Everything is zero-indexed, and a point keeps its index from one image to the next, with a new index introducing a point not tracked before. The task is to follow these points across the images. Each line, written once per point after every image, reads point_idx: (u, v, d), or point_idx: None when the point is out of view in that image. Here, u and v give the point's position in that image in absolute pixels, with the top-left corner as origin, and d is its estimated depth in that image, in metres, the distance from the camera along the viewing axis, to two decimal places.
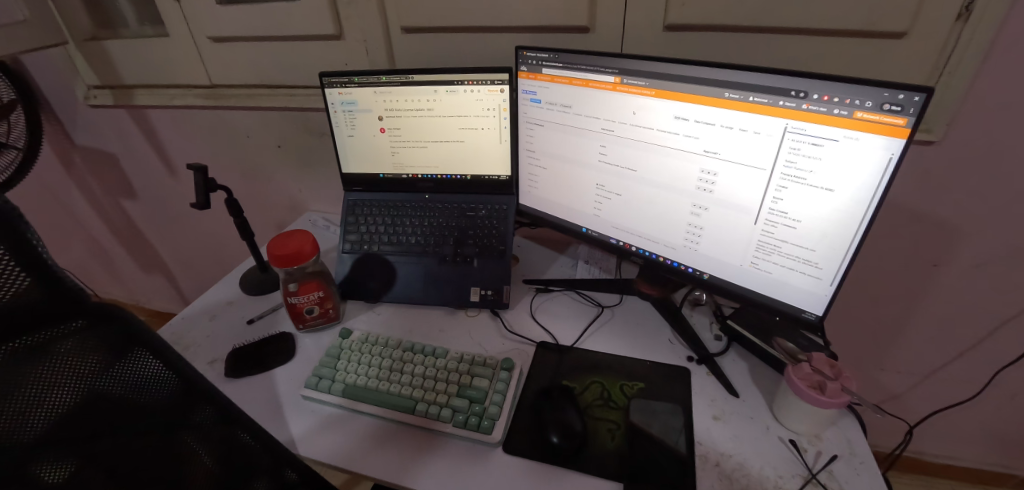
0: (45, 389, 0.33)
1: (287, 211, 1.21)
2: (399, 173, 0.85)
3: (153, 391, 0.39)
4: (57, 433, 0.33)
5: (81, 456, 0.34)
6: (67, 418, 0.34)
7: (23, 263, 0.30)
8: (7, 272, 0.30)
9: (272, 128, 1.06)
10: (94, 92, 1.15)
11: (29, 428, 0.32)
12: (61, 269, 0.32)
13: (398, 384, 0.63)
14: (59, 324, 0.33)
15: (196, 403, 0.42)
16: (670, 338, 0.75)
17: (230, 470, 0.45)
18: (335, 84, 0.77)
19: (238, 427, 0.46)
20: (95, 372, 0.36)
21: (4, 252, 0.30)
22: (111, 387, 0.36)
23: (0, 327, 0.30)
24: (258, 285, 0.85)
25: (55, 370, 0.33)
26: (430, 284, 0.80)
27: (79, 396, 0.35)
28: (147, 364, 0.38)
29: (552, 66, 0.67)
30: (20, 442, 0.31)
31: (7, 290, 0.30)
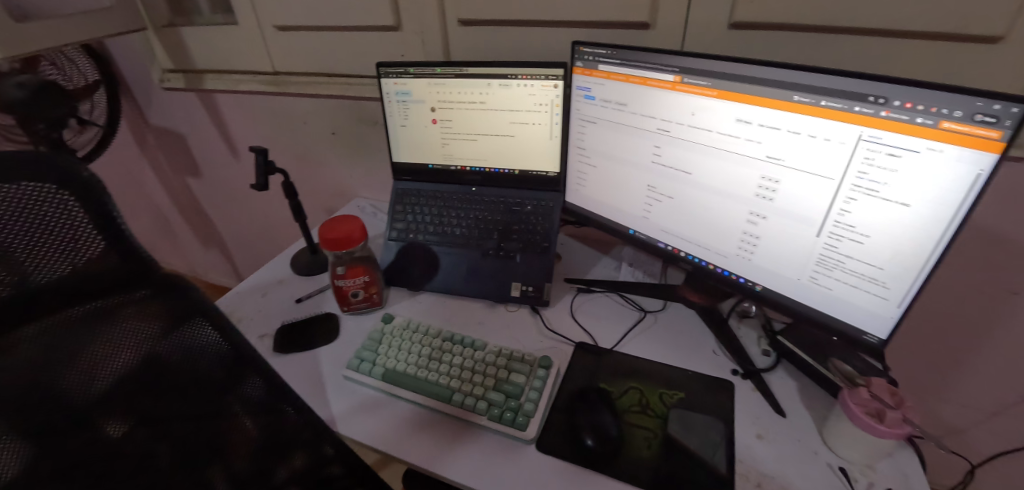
0: (111, 349, 0.35)
1: (337, 196, 1.25)
2: (447, 164, 0.85)
3: (206, 358, 0.41)
4: (118, 391, 0.35)
5: (138, 414, 0.36)
6: (129, 378, 0.36)
7: (102, 231, 0.34)
8: (89, 237, 0.34)
9: (328, 115, 1.09)
10: (167, 75, 1.22)
11: (96, 384, 0.34)
12: (133, 238, 0.35)
13: (436, 373, 0.63)
14: (128, 290, 0.36)
15: (248, 375, 0.44)
16: (714, 349, 0.72)
17: (274, 444, 0.47)
18: (390, 74, 0.79)
19: (284, 401, 0.47)
20: (155, 337, 0.38)
21: (88, 220, 0.34)
22: (169, 352, 0.39)
23: (79, 288, 0.33)
24: (307, 265, 0.88)
25: (120, 332, 0.36)
26: (472, 277, 0.80)
27: (143, 360, 0.37)
28: (202, 331, 0.41)
29: (609, 62, 0.66)
30: (87, 398, 0.34)
31: (89, 254, 0.34)
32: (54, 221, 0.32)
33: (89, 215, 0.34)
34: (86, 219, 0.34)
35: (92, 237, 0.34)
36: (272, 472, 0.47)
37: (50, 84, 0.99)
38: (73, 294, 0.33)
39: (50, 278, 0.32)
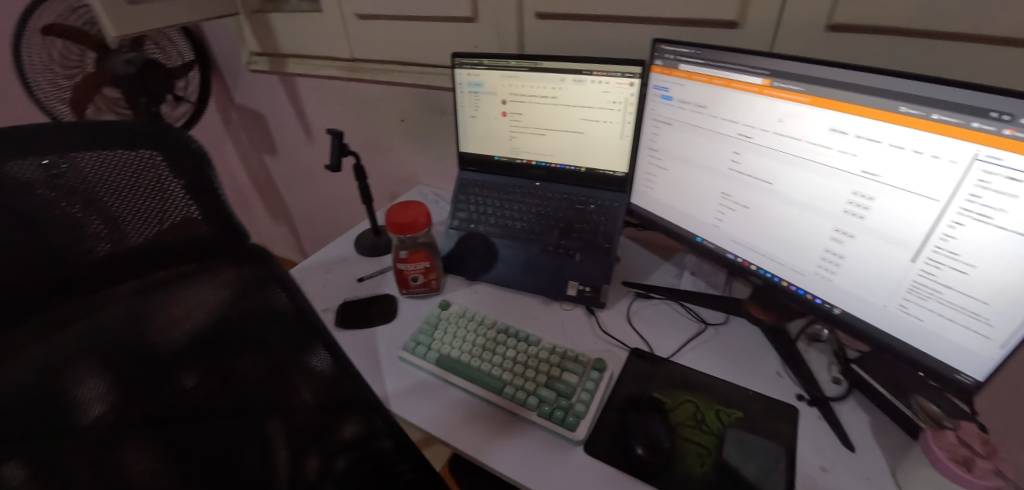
0: (191, 307, 0.38)
1: (401, 182, 1.28)
2: (513, 157, 0.86)
3: (275, 323, 0.43)
4: (195, 347, 0.38)
5: (209, 370, 0.39)
6: (205, 336, 0.39)
7: (194, 196, 0.37)
8: (183, 201, 0.36)
9: (399, 103, 1.12)
10: (254, 57, 1.30)
11: (175, 338, 0.37)
12: (221, 204, 0.38)
13: (489, 363, 0.64)
14: (213, 254, 0.39)
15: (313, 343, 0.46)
16: (779, 371, 0.68)
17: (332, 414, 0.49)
18: (465, 65, 0.80)
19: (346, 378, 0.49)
20: (231, 299, 0.40)
21: (184, 184, 0.36)
22: (242, 315, 0.41)
23: (174, 248, 0.37)
24: (371, 246, 0.91)
25: (201, 292, 0.39)
26: (529, 271, 0.80)
27: (218, 320, 0.40)
28: (274, 295, 0.42)
29: (691, 62, 0.63)
30: (168, 351, 0.37)
31: (182, 216, 0.37)
32: (155, 184, 0.35)
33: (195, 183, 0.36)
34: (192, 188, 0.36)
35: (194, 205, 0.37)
36: (326, 439, 0.49)
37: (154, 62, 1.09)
38: (167, 256, 0.37)
39: (144, 237, 0.36)
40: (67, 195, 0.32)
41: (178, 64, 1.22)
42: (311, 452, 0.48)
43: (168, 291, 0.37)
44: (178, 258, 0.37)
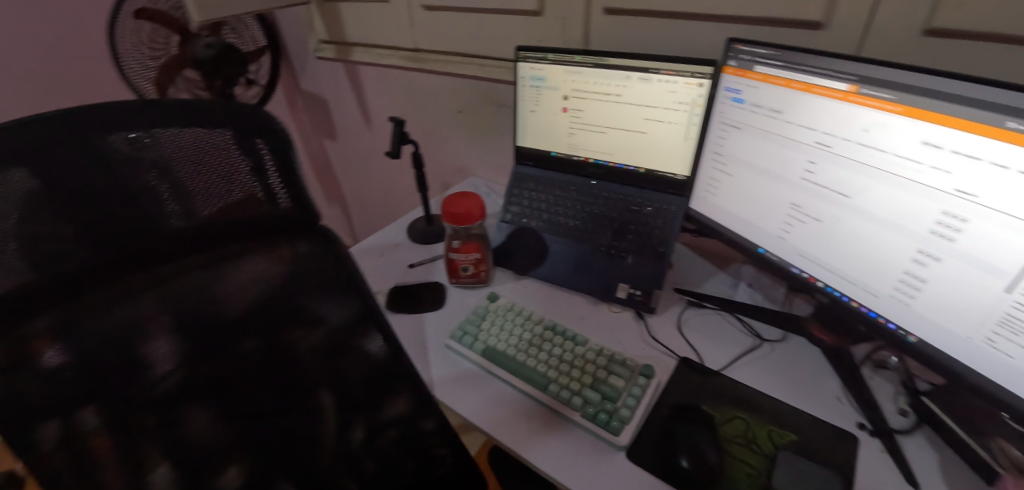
0: (250, 274, 0.45)
1: (453, 172, 1.30)
2: (571, 154, 0.85)
3: (321, 295, 0.49)
4: (251, 308, 0.46)
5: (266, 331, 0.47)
6: (260, 298, 0.46)
7: (256, 177, 0.43)
8: (247, 182, 0.43)
9: (458, 94, 1.13)
10: (322, 45, 1.35)
11: (235, 298, 0.45)
12: (273, 185, 0.44)
13: (535, 359, 0.64)
14: (271, 230, 0.46)
15: (362, 312, 0.51)
16: (840, 396, 0.64)
17: (369, 382, 0.54)
18: (528, 59, 0.79)
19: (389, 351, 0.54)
20: (283, 270, 0.47)
21: (246, 165, 0.43)
22: (292, 286, 0.48)
23: (237, 222, 0.44)
24: (423, 234, 0.93)
25: (258, 261, 0.46)
26: (579, 270, 0.79)
27: (272, 286, 0.47)
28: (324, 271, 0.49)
29: (769, 63, 0.60)
30: (231, 309, 0.45)
31: (244, 194, 0.43)
32: (226, 165, 0.42)
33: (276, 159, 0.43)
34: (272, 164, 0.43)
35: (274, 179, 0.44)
36: (369, 412, 0.55)
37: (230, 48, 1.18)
38: (235, 226, 0.44)
39: (213, 211, 0.42)
40: (160, 177, 0.39)
41: (251, 49, 1.27)
42: (357, 424, 0.55)
43: (229, 257, 0.44)
44: (243, 229, 0.44)
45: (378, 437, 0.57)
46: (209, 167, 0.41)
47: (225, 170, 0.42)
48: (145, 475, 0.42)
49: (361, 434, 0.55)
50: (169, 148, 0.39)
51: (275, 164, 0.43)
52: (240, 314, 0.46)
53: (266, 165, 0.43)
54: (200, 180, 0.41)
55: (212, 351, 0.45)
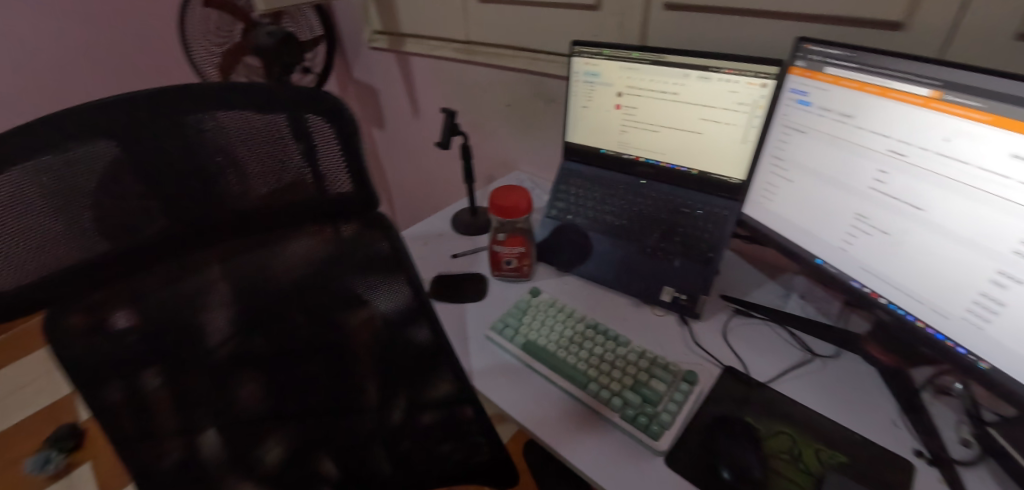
0: (304, 251, 0.51)
1: (498, 165, 1.30)
2: (621, 152, 0.83)
3: (368, 275, 0.54)
4: (305, 282, 0.52)
5: (321, 305, 0.53)
6: (313, 274, 0.52)
7: (307, 161, 0.48)
8: (299, 165, 0.48)
9: (507, 88, 1.13)
10: (375, 36, 1.38)
11: (291, 272, 0.51)
12: (320, 168, 0.48)
13: (575, 357, 0.63)
14: (327, 214, 0.51)
15: (408, 288, 0.56)
16: (896, 419, 0.61)
17: (405, 356, 0.58)
18: (583, 54, 0.78)
19: (428, 327, 0.58)
20: (336, 251, 0.52)
21: (298, 147, 0.47)
22: (342, 266, 0.53)
23: (293, 203, 0.48)
24: (467, 225, 0.94)
25: (312, 240, 0.51)
26: (623, 270, 0.78)
27: (321, 264, 0.52)
28: (372, 253, 0.54)
29: (841, 65, 0.57)
30: (287, 281, 0.51)
31: (297, 177, 0.48)
32: (280, 148, 0.46)
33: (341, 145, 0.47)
34: (337, 149, 0.47)
35: (337, 162, 0.48)
36: (407, 390, 0.60)
37: (290, 36, 1.18)
38: (293, 204, 0.49)
39: (268, 190, 0.47)
40: (225, 159, 0.44)
41: (307, 38, 1.32)
42: (398, 402, 0.60)
43: (284, 233, 0.50)
44: (300, 208, 0.49)
45: (415, 412, 0.61)
46: (275, 146, 0.46)
47: (289, 152, 0.47)
48: (217, 408, 0.50)
49: (403, 406, 0.61)
50: (240, 128, 0.44)
51: (323, 148, 0.47)
52: (288, 287, 0.51)
53: (322, 149, 0.47)
54: (264, 159, 0.46)
55: (262, 321, 0.51)
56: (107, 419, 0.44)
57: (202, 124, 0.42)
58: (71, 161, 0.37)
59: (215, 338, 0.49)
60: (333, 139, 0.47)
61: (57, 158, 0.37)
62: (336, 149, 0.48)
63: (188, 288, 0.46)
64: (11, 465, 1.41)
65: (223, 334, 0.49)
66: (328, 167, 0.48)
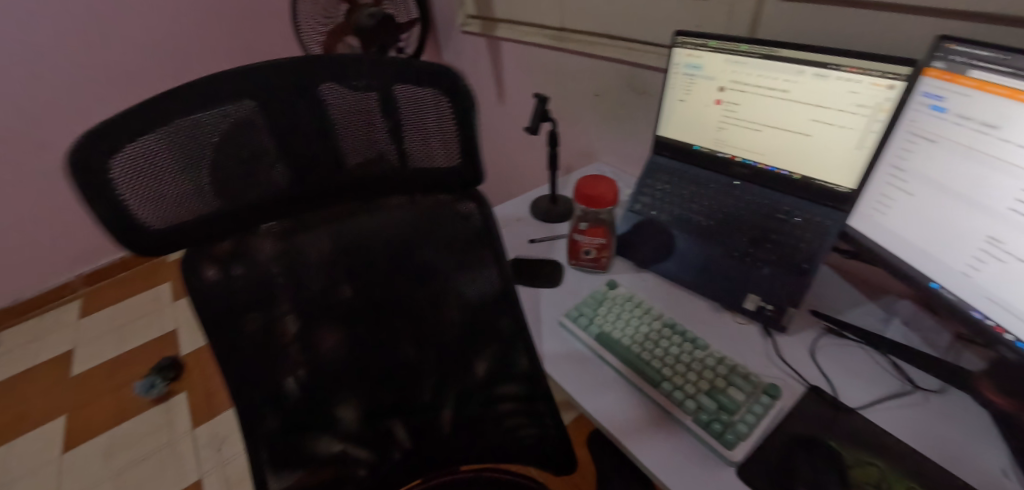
0: (390, 224, 0.53)
1: (579, 156, 1.29)
2: (716, 150, 0.80)
3: (451, 254, 0.57)
4: (390, 253, 0.54)
5: (410, 275, 0.56)
6: (398, 245, 0.54)
7: (394, 136, 0.49)
8: (383, 139, 0.49)
9: (597, 77, 1.11)
10: (468, 20, 1.41)
11: (380, 240, 0.54)
12: (407, 146, 0.50)
13: (650, 353, 0.63)
14: (421, 190, 0.53)
15: (496, 271, 0.59)
16: (1009, 470, 0.54)
17: (480, 328, 0.61)
18: (687, 45, 0.76)
19: (508, 304, 0.61)
20: (425, 227, 0.55)
21: (386, 121, 0.48)
22: (426, 243, 0.55)
23: (380, 174, 0.51)
24: (546, 212, 0.95)
25: (401, 214, 0.54)
26: (705, 273, 0.76)
27: (403, 235, 0.54)
28: (456, 234, 0.56)
29: (988, 68, 0.50)
30: (377, 249, 0.54)
31: (376, 153, 0.49)
32: (366, 121, 0.48)
33: (458, 124, 0.49)
34: (447, 127, 0.49)
35: (428, 138, 0.50)
36: (480, 363, 0.62)
37: (389, 18, 1.24)
38: (402, 174, 0.51)
39: (359, 161, 0.49)
40: (324, 130, 0.46)
41: (404, 20, 1.36)
42: (454, 382, 0.63)
43: (371, 201, 0.53)
44: (407, 179, 0.52)
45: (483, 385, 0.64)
46: (400, 119, 0.48)
47: (413, 126, 0.49)
48: (309, 355, 0.55)
49: (468, 381, 0.63)
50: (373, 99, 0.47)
51: (410, 123, 0.49)
52: (382, 250, 0.54)
53: (407, 125, 0.49)
54: (389, 130, 0.49)
55: (355, 281, 0.54)
56: (224, 351, 0.51)
57: (316, 92, 0.45)
58: (215, 119, 0.42)
59: (310, 291, 0.53)
60: (427, 113, 0.48)
61: (204, 116, 0.41)
62: (422, 120, 0.49)
63: (298, 243, 0.51)
64: (124, 385, 1.63)
65: (318, 287, 0.53)
66: (442, 144, 0.50)
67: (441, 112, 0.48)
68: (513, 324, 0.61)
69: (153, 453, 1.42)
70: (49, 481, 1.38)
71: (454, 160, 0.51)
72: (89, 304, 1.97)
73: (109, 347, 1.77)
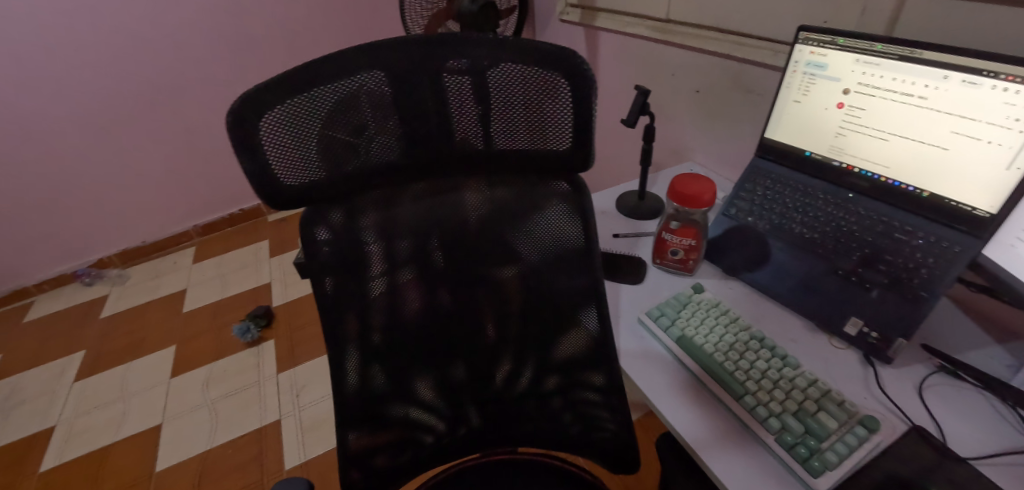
0: (485, 205, 0.55)
1: (670, 154, 1.24)
2: (830, 158, 0.74)
3: (541, 240, 0.57)
4: (484, 234, 0.56)
5: (500, 256, 0.58)
6: (491, 227, 0.56)
7: (481, 122, 0.49)
8: (472, 125, 0.49)
9: (699, 72, 1.06)
10: (568, 9, 1.43)
11: (475, 220, 0.56)
12: (492, 133, 0.50)
13: (734, 365, 0.60)
14: (519, 175, 0.54)
15: (587, 272, 0.58)
16: None
17: (560, 318, 0.61)
18: (812, 41, 0.71)
19: (594, 301, 0.59)
20: (520, 213, 0.56)
21: (475, 106, 0.48)
22: (517, 227, 0.56)
23: (483, 155, 0.51)
24: (631, 208, 0.93)
25: (498, 197, 0.55)
26: (804, 288, 0.71)
27: (496, 217, 0.56)
28: (547, 220, 0.56)
29: None
30: (472, 228, 0.56)
31: (468, 136, 0.50)
32: (458, 103, 0.48)
33: (572, 110, 0.47)
34: (539, 115, 0.48)
35: (512, 125, 0.49)
36: (557, 350, 0.63)
37: (489, 5, 1.23)
38: (505, 157, 0.52)
39: (459, 140, 0.50)
40: (436, 109, 0.48)
41: (505, 6, 1.39)
42: (528, 365, 0.64)
43: (466, 180, 0.54)
44: (507, 162, 0.52)
45: (547, 372, 0.65)
46: (512, 99, 0.48)
47: (525, 107, 0.48)
48: (397, 320, 0.59)
49: (540, 364, 0.64)
50: (490, 77, 0.47)
51: (498, 112, 0.48)
52: (473, 227, 0.56)
53: (494, 114, 0.49)
54: (501, 112, 0.49)
55: (446, 255, 0.57)
56: (325, 305, 0.56)
57: (435, 71, 0.46)
58: (337, 91, 0.45)
59: (401, 259, 0.56)
60: (513, 94, 0.48)
61: (328, 88, 0.45)
62: (506, 108, 0.48)
63: (395, 215, 0.54)
64: (225, 325, 1.83)
65: (409, 256, 0.56)
66: (554, 129, 0.49)
67: (549, 97, 0.47)
68: (595, 326, 0.61)
69: (241, 389, 1.59)
70: (159, 398, 1.59)
71: (556, 146, 0.50)
72: (202, 252, 2.23)
73: (215, 291, 2.00)
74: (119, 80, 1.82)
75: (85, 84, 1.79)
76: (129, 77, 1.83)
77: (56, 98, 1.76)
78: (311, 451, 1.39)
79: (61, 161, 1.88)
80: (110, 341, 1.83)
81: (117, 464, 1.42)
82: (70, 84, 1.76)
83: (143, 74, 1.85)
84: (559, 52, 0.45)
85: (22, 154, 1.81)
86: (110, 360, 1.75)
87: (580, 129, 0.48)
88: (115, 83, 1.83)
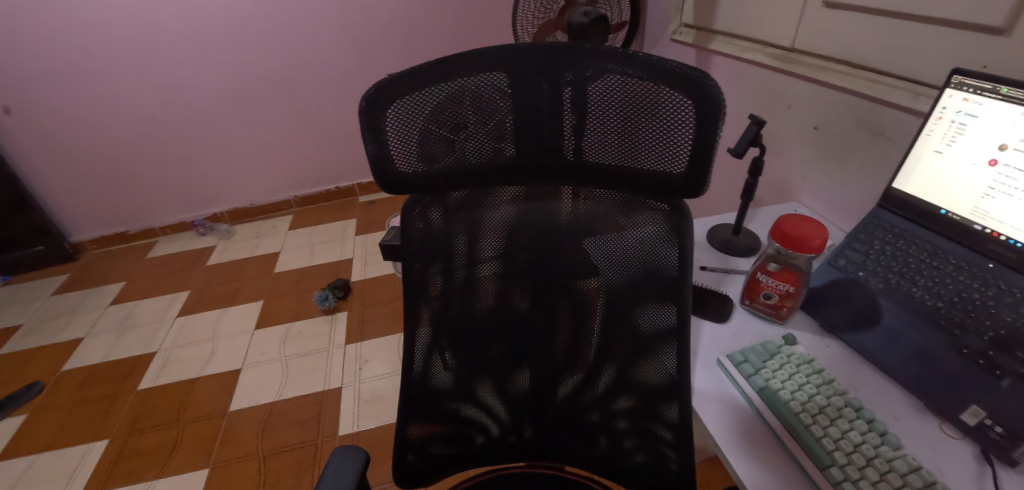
0: (574, 216, 0.55)
1: (773, 192, 1.16)
2: (970, 220, 0.65)
3: (627, 258, 0.55)
4: (570, 245, 0.56)
5: (582, 269, 0.57)
6: (578, 239, 0.56)
7: (584, 132, 0.49)
8: (572, 134, 0.49)
9: (820, 107, 0.98)
10: (681, 29, 1.41)
11: (562, 230, 0.56)
12: (592, 144, 0.50)
13: (821, 430, 0.55)
14: (614, 191, 0.53)
15: (672, 302, 0.55)
16: None
17: (637, 344, 0.59)
18: (967, 87, 0.65)
19: (677, 337, 0.56)
20: (609, 228, 0.55)
21: (577, 115, 0.48)
22: (604, 243, 0.56)
23: (585, 168, 0.51)
24: (724, 243, 0.88)
25: (588, 209, 0.55)
26: (916, 362, 0.63)
27: (585, 229, 0.55)
28: (637, 238, 0.54)
29: None
30: (558, 238, 0.56)
31: (571, 148, 0.50)
32: (565, 111, 0.48)
33: (683, 132, 0.45)
34: (645, 132, 0.47)
35: (615, 139, 0.49)
36: (626, 375, 0.61)
37: (601, 18, 1.20)
38: (601, 171, 0.51)
39: (564, 151, 0.51)
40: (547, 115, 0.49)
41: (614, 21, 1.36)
42: (596, 383, 0.63)
43: (560, 190, 0.54)
44: (601, 177, 0.51)
45: (613, 395, 0.63)
46: (620, 114, 0.47)
47: (633, 123, 0.47)
48: (469, 317, 0.61)
49: (606, 384, 0.62)
50: (600, 89, 0.47)
51: (604, 124, 0.48)
52: (561, 237, 0.56)
53: (599, 126, 0.48)
54: (607, 126, 0.48)
55: (530, 260, 0.58)
56: (409, 292, 0.60)
57: (550, 78, 0.47)
58: (450, 89, 0.48)
59: (485, 255, 0.58)
60: (618, 108, 0.47)
61: (443, 87, 0.47)
62: (611, 121, 0.48)
63: (487, 214, 0.56)
64: (307, 290, 1.99)
65: (493, 255, 0.58)
66: (664, 153, 0.47)
67: (659, 116, 0.46)
68: (674, 364, 0.57)
69: (312, 352, 1.71)
70: (242, 346, 1.75)
71: (658, 166, 0.48)
72: (298, 220, 2.44)
73: (304, 257, 2.17)
74: (256, 57, 2.04)
75: (227, 59, 2.02)
76: (264, 55, 2.04)
77: (203, 67, 2.01)
78: (364, 424, 1.46)
79: (198, 122, 2.14)
80: (210, 287, 2.05)
81: (199, 396, 1.58)
82: (216, 58, 2.00)
83: (274, 54, 2.05)
84: (679, 72, 0.43)
85: (170, 114, 2.09)
86: (209, 304, 1.96)
87: (688, 155, 0.46)
88: (250, 60, 2.04)
